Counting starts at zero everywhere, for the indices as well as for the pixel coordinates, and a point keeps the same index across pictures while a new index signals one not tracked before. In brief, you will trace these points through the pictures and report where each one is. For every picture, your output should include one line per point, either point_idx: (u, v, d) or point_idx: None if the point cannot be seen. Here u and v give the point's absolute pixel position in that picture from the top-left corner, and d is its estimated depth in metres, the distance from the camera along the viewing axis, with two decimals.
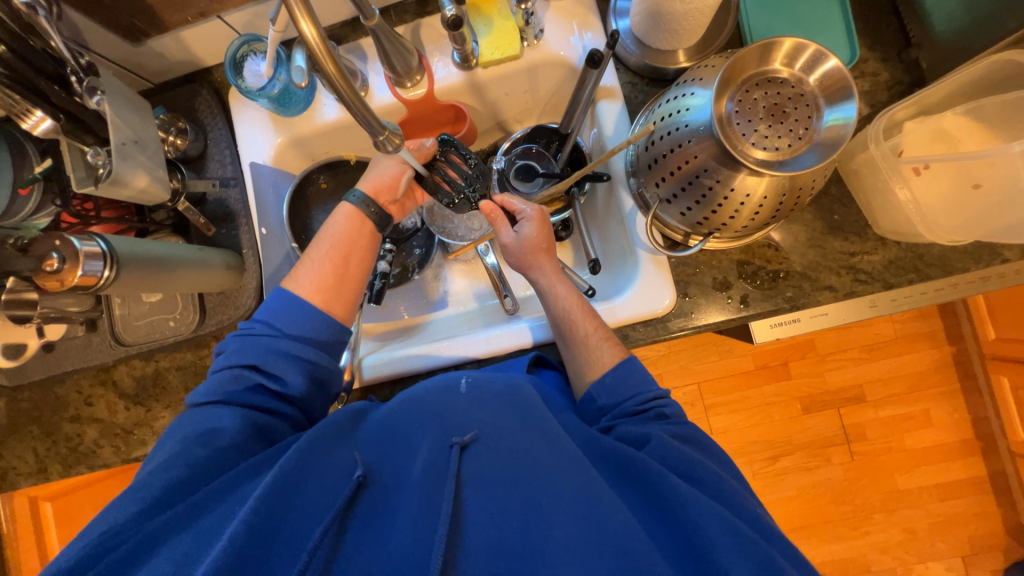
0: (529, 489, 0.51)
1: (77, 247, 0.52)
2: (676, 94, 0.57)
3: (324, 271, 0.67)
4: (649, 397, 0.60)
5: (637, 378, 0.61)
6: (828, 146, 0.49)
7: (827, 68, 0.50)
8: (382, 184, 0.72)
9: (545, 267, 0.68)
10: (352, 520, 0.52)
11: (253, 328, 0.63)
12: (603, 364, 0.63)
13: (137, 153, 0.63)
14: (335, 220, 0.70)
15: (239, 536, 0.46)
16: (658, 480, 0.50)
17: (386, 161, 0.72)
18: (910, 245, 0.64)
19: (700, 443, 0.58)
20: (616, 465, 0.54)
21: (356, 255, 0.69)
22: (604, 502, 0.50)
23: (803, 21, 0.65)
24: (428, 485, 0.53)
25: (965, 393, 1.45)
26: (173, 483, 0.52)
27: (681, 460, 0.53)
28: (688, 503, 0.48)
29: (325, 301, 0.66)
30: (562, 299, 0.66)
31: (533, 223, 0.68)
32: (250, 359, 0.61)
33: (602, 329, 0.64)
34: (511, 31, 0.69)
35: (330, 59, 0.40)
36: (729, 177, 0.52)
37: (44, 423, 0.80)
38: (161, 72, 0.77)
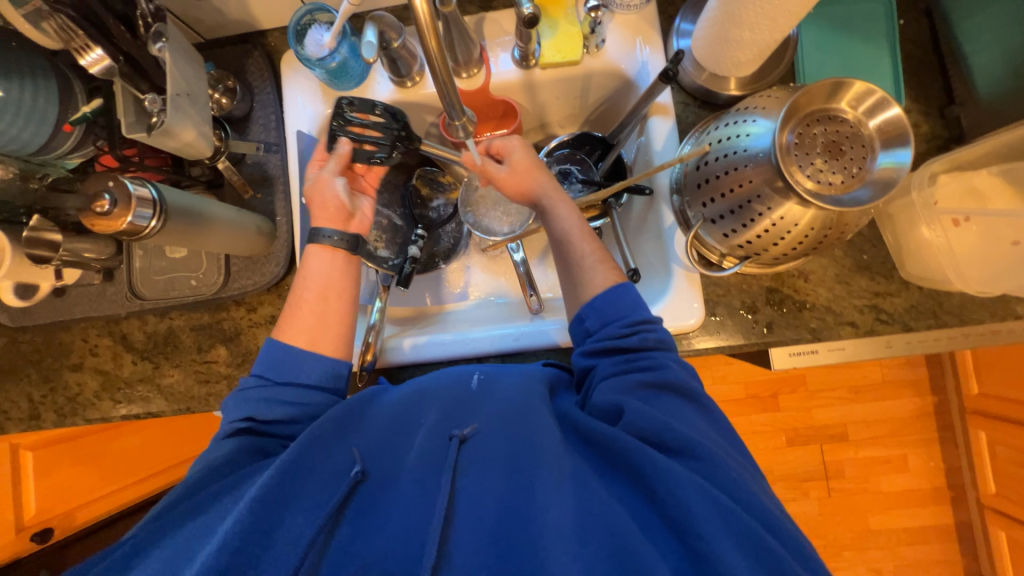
0: (520, 474, 0.50)
1: (131, 191, 0.53)
2: (735, 120, 0.59)
3: (305, 310, 0.63)
4: (638, 320, 0.56)
5: (629, 302, 0.57)
6: (881, 185, 0.51)
7: (888, 115, 0.52)
8: (328, 212, 0.67)
9: (543, 186, 0.66)
10: (346, 513, 0.51)
11: (246, 382, 0.60)
12: (597, 286, 0.60)
13: (189, 106, 0.62)
14: (307, 262, 0.66)
15: (235, 532, 0.45)
16: (635, 455, 0.47)
17: (318, 185, 0.67)
18: (932, 291, 0.67)
19: (686, 394, 0.53)
20: (599, 445, 0.51)
21: (333, 295, 0.64)
22: (594, 488, 0.48)
23: (855, 67, 0.68)
24: (425, 478, 0.52)
25: (941, 442, 1.50)
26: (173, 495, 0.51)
27: (658, 430, 0.49)
28: (669, 478, 0.45)
29: (309, 340, 0.62)
30: (560, 219, 0.65)
31: (521, 150, 0.69)
32: (241, 412, 0.58)
33: (601, 251, 0.62)
34: (576, 36, 0.70)
35: (434, 37, 0.41)
36: (780, 205, 0.54)
37: (44, 368, 0.78)
38: (217, 29, 0.76)
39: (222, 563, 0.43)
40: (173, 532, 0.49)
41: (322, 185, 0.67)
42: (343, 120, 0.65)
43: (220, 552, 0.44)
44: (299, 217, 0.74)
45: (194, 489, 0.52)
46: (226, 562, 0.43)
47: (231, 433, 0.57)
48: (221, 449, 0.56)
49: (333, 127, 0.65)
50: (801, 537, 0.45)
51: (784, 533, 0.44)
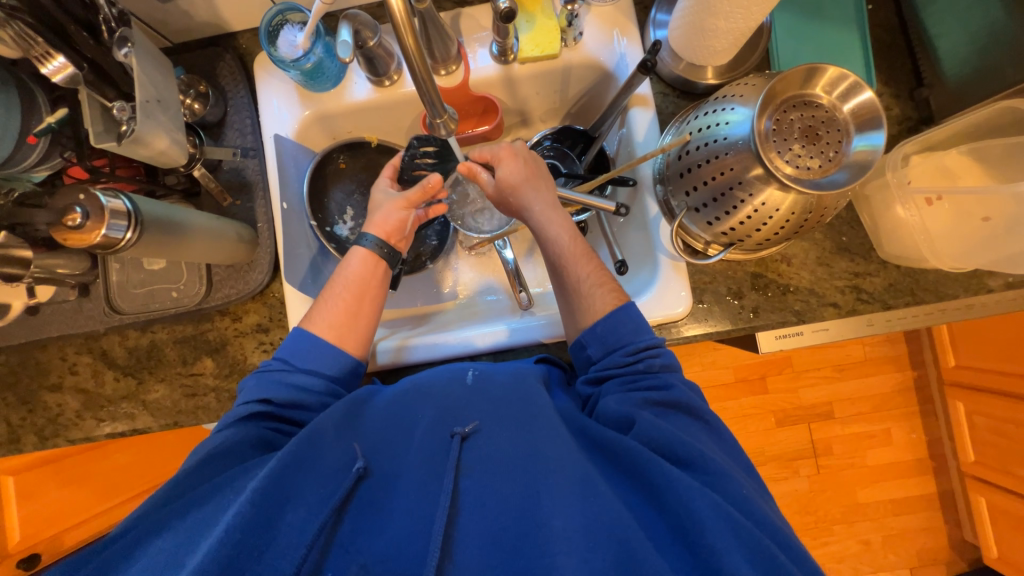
0: (527, 477, 0.50)
1: (104, 203, 0.51)
2: (713, 108, 0.59)
3: (336, 311, 0.64)
4: (641, 347, 0.57)
5: (630, 326, 0.58)
6: (857, 167, 0.52)
7: (861, 99, 0.53)
8: (387, 225, 0.68)
9: (535, 205, 0.66)
10: (347, 510, 0.51)
11: (270, 364, 0.61)
12: (596, 311, 0.60)
13: (159, 112, 0.60)
14: (348, 263, 0.67)
15: (237, 527, 0.44)
16: (647, 465, 0.48)
17: (387, 204, 0.69)
18: (909, 269, 0.69)
19: (694, 413, 0.54)
20: (606, 452, 0.52)
21: (368, 294, 0.66)
22: (603, 491, 0.48)
23: (827, 52, 0.69)
24: (427, 476, 0.52)
25: (922, 415, 1.55)
26: (156, 496, 0.50)
27: (671, 443, 0.50)
28: (680, 489, 0.46)
29: (337, 336, 0.63)
30: (554, 241, 0.64)
31: (508, 162, 0.67)
32: (262, 393, 0.57)
33: (598, 274, 0.62)
34: (553, 30, 0.70)
35: (411, 33, 0.40)
36: (761, 191, 0.55)
37: (21, 390, 0.75)
38: (185, 32, 0.74)
39: (224, 559, 0.42)
40: (173, 525, 0.48)
41: (394, 206, 0.69)
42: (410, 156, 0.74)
43: (221, 547, 0.42)
44: (281, 223, 0.73)
45: (191, 479, 0.51)
46: (224, 563, 0.42)
47: (242, 418, 0.56)
48: (223, 437, 0.55)
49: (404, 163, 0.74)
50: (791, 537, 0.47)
51: (792, 548, 0.45)
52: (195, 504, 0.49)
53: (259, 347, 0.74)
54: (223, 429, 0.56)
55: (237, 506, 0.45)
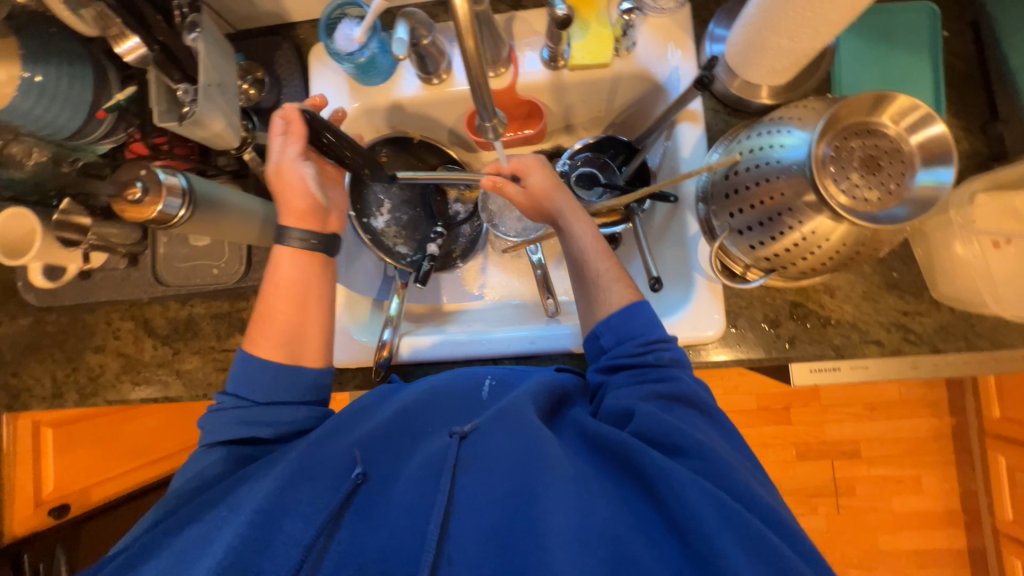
0: (523, 474, 0.49)
1: (162, 179, 0.55)
2: (768, 129, 0.57)
3: (286, 322, 0.61)
4: (652, 339, 0.56)
5: (642, 320, 0.57)
6: (919, 204, 0.49)
7: (933, 132, 0.50)
8: (301, 204, 0.63)
9: (563, 205, 0.64)
10: (346, 517, 0.49)
11: (224, 402, 0.58)
12: (611, 305, 0.59)
13: (219, 96, 0.62)
14: (279, 265, 0.62)
15: (236, 542, 0.45)
16: (639, 457, 0.47)
17: (290, 169, 0.62)
18: (963, 313, 0.65)
19: (696, 405, 0.53)
20: (605, 451, 0.51)
21: (308, 296, 0.62)
22: (597, 491, 0.47)
23: (893, 79, 0.66)
24: (427, 477, 0.51)
25: (958, 465, 1.46)
26: (153, 519, 0.52)
27: (666, 431, 0.49)
28: (672, 477, 0.45)
29: (290, 354, 0.60)
30: (577, 238, 0.63)
31: (538, 172, 0.66)
32: (222, 434, 0.56)
33: (617, 269, 0.61)
34: (606, 38, 0.69)
35: (471, 36, 0.41)
36: (812, 219, 0.53)
37: (68, 348, 0.79)
38: (248, 20, 0.77)
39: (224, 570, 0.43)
40: (168, 544, 0.48)
41: (293, 169, 0.62)
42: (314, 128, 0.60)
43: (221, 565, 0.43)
44: None
45: (188, 499, 0.52)
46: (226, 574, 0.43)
47: (213, 443, 0.56)
48: (210, 457, 0.55)
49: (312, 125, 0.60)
50: (800, 529, 0.46)
51: (796, 535, 0.44)
52: (188, 521, 0.49)
53: None
54: (203, 450, 0.56)
55: (236, 526, 0.46)
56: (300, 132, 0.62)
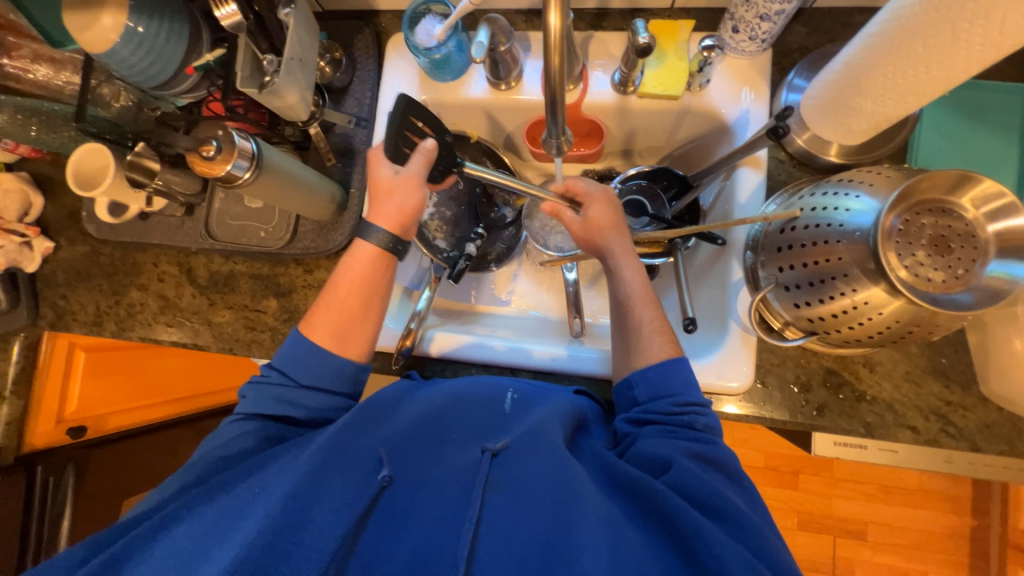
0: (555, 506, 0.48)
1: (235, 142, 0.58)
2: (833, 190, 0.55)
3: (342, 313, 0.62)
4: (689, 401, 0.55)
5: (682, 379, 0.56)
6: (986, 294, 0.47)
7: (1013, 223, 0.47)
8: (399, 215, 0.63)
9: (615, 247, 0.64)
10: (373, 517, 0.49)
11: (269, 375, 0.60)
12: (650, 356, 0.58)
13: (298, 71, 0.65)
14: (355, 262, 0.63)
15: (268, 528, 0.43)
16: (676, 513, 0.46)
17: (403, 186, 0.62)
18: (1012, 415, 0.61)
19: (729, 472, 0.52)
20: (636, 496, 0.50)
21: (375, 292, 0.63)
22: (629, 537, 0.46)
23: (975, 159, 0.64)
24: (456, 491, 0.51)
25: (971, 570, 1.37)
26: (184, 482, 0.53)
27: (704, 491, 0.48)
28: (711, 540, 0.44)
29: (340, 343, 0.61)
30: (624, 282, 0.63)
31: (601, 206, 0.65)
32: (259, 408, 0.58)
33: (660, 322, 0.60)
34: (681, 72, 0.69)
35: (558, 53, 0.42)
36: (866, 289, 0.51)
37: (115, 282, 0.84)
38: (336, 2, 0.80)
39: (253, 560, 0.42)
40: (195, 512, 0.47)
41: (409, 188, 0.62)
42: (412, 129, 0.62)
43: (253, 547, 0.42)
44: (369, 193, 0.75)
45: (217, 468, 0.54)
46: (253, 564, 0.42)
47: (247, 415, 0.58)
48: (243, 428, 0.57)
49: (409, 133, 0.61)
50: None
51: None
52: (220, 490, 0.50)
53: None
54: (230, 423, 0.58)
55: (268, 507, 0.45)
56: (430, 157, 0.62)
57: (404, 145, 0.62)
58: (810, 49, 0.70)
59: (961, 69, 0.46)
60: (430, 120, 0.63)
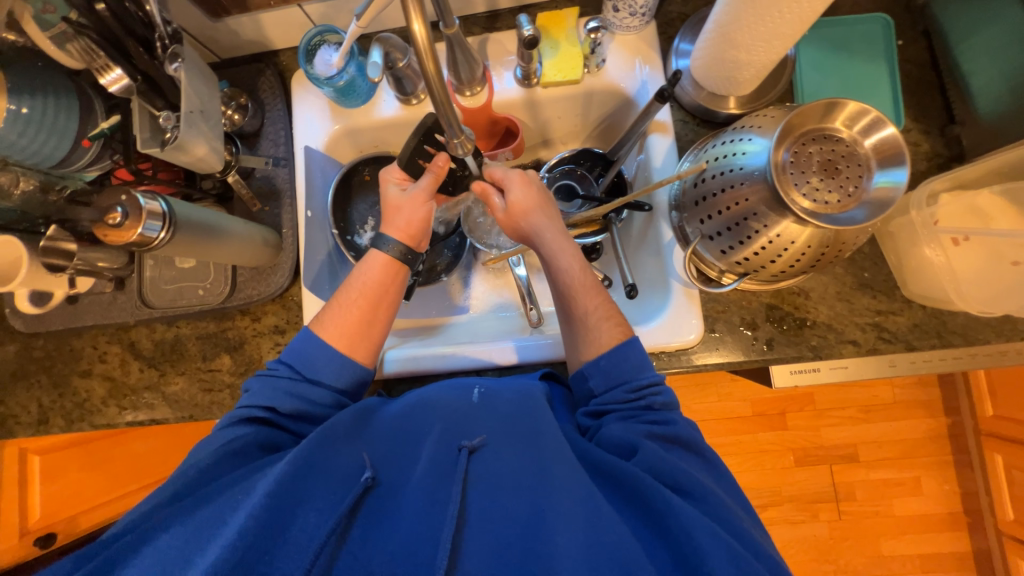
0: (533, 494, 0.48)
1: (142, 205, 0.56)
2: (732, 138, 0.59)
3: (349, 316, 0.61)
4: (642, 385, 0.56)
5: (634, 362, 0.57)
6: (876, 206, 0.51)
7: (884, 134, 0.52)
8: (412, 228, 0.65)
9: (546, 232, 0.64)
10: (358, 517, 0.49)
11: (275, 369, 0.59)
12: (601, 344, 0.59)
13: (201, 122, 0.64)
14: (366, 268, 0.64)
15: (250, 526, 0.43)
16: (648, 491, 0.47)
17: (411, 202, 0.64)
18: (935, 310, 0.66)
19: (693, 447, 0.53)
20: (610, 479, 0.51)
21: (383, 299, 0.63)
22: (604, 508, 0.47)
23: (853, 86, 0.69)
24: (432, 486, 0.50)
25: (956, 465, 1.46)
26: (175, 485, 0.50)
27: (670, 470, 0.49)
28: (680, 514, 0.44)
29: (349, 344, 0.61)
30: (563, 272, 0.63)
31: (522, 188, 0.64)
32: (265, 401, 0.56)
33: (604, 307, 0.61)
34: (576, 56, 0.72)
35: (431, 58, 0.43)
36: (776, 223, 0.54)
37: (55, 373, 0.80)
38: (232, 49, 0.80)
39: (235, 559, 0.42)
40: (182, 520, 0.47)
41: (415, 204, 0.65)
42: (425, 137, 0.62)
43: (233, 548, 0.42)
44: (303, 229, 0.75)
45: (199, 479, 0.51)
46: (238, 561, 0.42)
47: (240, 419, 0.55)
48: (234, 433, 0.54)
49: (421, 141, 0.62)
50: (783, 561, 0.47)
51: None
52: (203, 501, 0.49)
53: (274, 348, 0.77)
54: (225, 424, 0.56)
55: (249, 509, 0.45)
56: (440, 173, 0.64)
57: (419, 159, 0.65)
58: (689, 15, 0.74)
59: (810, 7, 0.50)
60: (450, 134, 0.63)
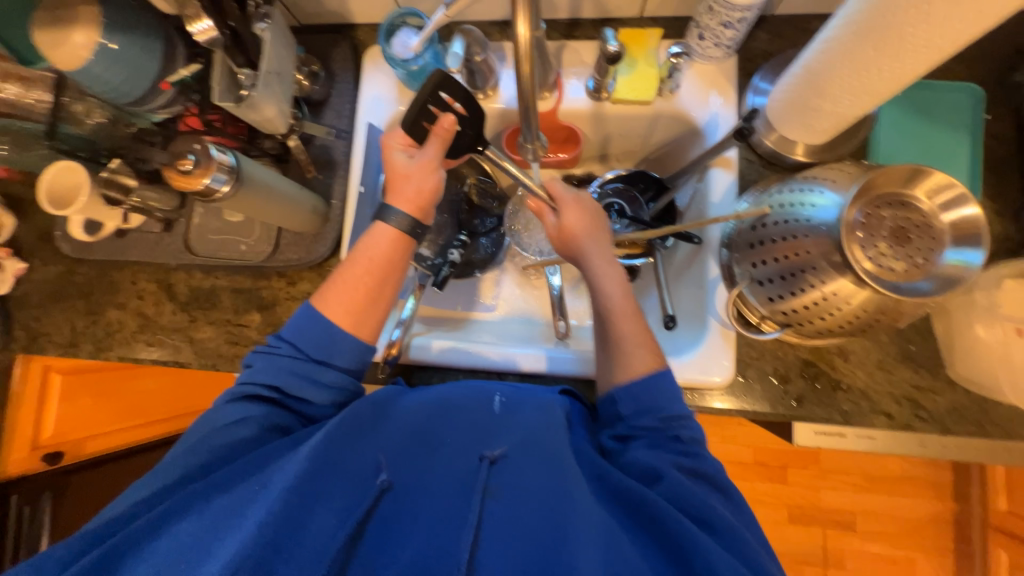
0: (552, 514, 0.48)
1: (213, 155, 0.58)
2: (800, 187, 0.58)
3: (356, 288, 0.61)
4: (673, 416, 0.55)
5: (666, 392, 0.56)
6: (944, 282, 0.49)
7: (964, 213, 0.50)
8: (420, 198, 0.63)
9: (592, 254, 0.63)
10: (374, 521, 0.49)
11: (278, 347, 0.59)
12: (631, 370, 0.58)
13: (276, 84, 0.66)
14: (372, 238, 0.63)
15: (269, 525, 0.43)
16: (668, 522, 0.47)
17: (419, 171, 0.62)
18: (978, 397, 0.64)
19: (716, 481, 0.53)
20: (625, 504, 0.50)
21: (390, 277, 0.62)
22: (625, 546, 0.46)
23: (931, 153, 0.67)
24: (454, 497, 0.50)
25: (956, 553, 1.41)
26: (194, 464, 0.52)
27: (695, 502, 0.49)
28: (707, 552, 0.44)
29: (353, 325, 0.60)
30: (604, 294, 0.62)
31: (575, 208, 0.64)
32: (271, 380, 0.56)
33: (642, 333, 0.60)
34: (652, 77, 0.71)
35: (527, 60, 0.43)
36: (834, 281, 0.53)
37: (92, 301, 0.82)
38: (313, 17, 0.81)
39: (255, 558, 0.41)
40: (198, 509, 0.47)
41: (423, 173, 0.63)
42: (431, 96, 0.58)
43: (252, 545, 0.42)
44: (352, 204, 0.76)
45: (212, 466, 0.52)
46: (258, 560, 0.42)
47: (252, 393, 0.56)
48: (245, 414, 0.55)
49: (425, 100, 0.58)
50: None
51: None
52: (215, 490, 0.48)
53: None
54: (229, 402, 0.56)
55: (268, 504, 0.45)
56: (445, 138, 0.61)
57: (424, 122, 0.60)
58: (772, 54, 0.73)
59: (911, 68, 0.49)
60: (460, 97, 0.59)
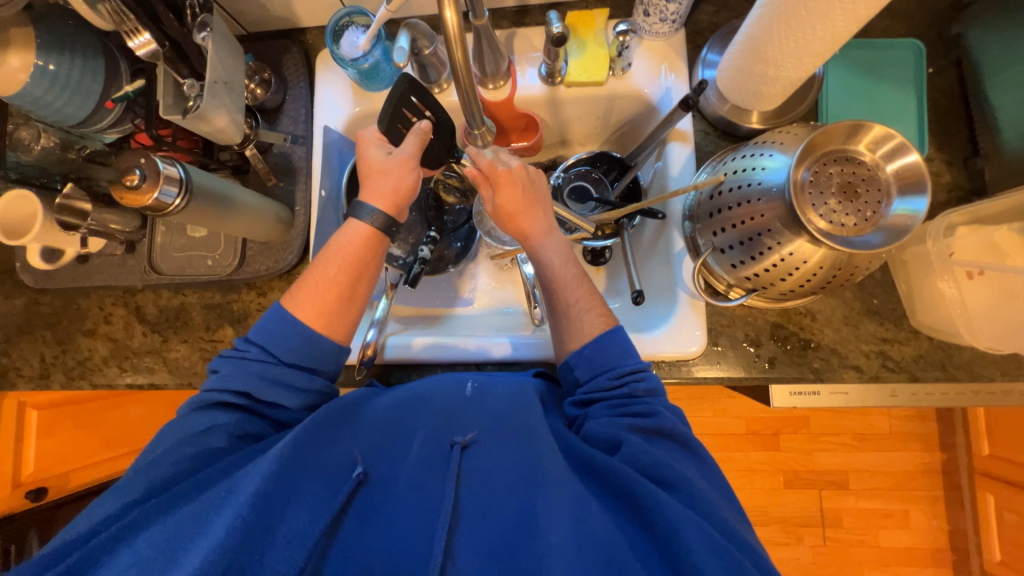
0: (525, 491, 0.49)
1: (160, 168, 0.56)
2: (752, 152, 0.59)
3: (327, 293, 0.60)
4: (625, 371, 0.56)
5: (617, 351, 0.57)
6: (893, 232, 0.51)
7: (907, 161, 0.51)
8: (399, 195, 0.63)
9: (535, 230, 0.64)
10: (350, 513, 0.49)
11: (248, 351, 0.58)
12: (584, 335, 0.60)
13: (224, 94, 0.65)
14: (341, 237, 0.62)
15: (236, 529, 0.43)
16: (636, 487, 0.47)
17: (397, 168, 0.62)
18: (942, 343, 0.65)
19: (681, 440, 0.53)
20: (597, 474, 0.51)
21: (362, 276, 0.62)
22: (594, 511, 0.47)
23: (878, 110, 0.69)
24: (427, 483, 0.50)
25: (947, 501, 1.45)
26: (155, 479, 0.50)
27: (657, 464, 0.49)
28: (667, 509, 0.45)
29: (325, 325, 0.60)
30: (548, 267, 0.63)
31: (511, 186, 0.64)
32: (240, 385, 0.56)
33: (589, 298, 0.62)
34: (602, 58, 0.72)
35: (460, 46, 0.43)
36: (789, 241, 0.54)
37: (59, 330, 0.81)
38: (260, 24, 0.80)
39: (223, 560, 0.42)
40: (160, 519, 0.47)
41: (402, 170, 0.63)
42: (403, 99, 0.60)
43: (223, 548, 0.42)
44: (316, 209, 0.76)
45: (175, 478, 0.51)
46: (227, 565, 0.42)
47: (221, 401, 0.56)
48: (212, 421, 0.54)
49: (399, 102, 0.60)
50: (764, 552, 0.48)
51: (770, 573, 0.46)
52: (182, 500, 0.48)
53: None
54: (196, 410, 0.55)
55: (235, 508, 0.44)
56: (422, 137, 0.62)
57: (399, 124, 0.62)
58: (719, 26, 0.74)
59: (843, 26, 0.50)
60: (428, 103, 0.63)
